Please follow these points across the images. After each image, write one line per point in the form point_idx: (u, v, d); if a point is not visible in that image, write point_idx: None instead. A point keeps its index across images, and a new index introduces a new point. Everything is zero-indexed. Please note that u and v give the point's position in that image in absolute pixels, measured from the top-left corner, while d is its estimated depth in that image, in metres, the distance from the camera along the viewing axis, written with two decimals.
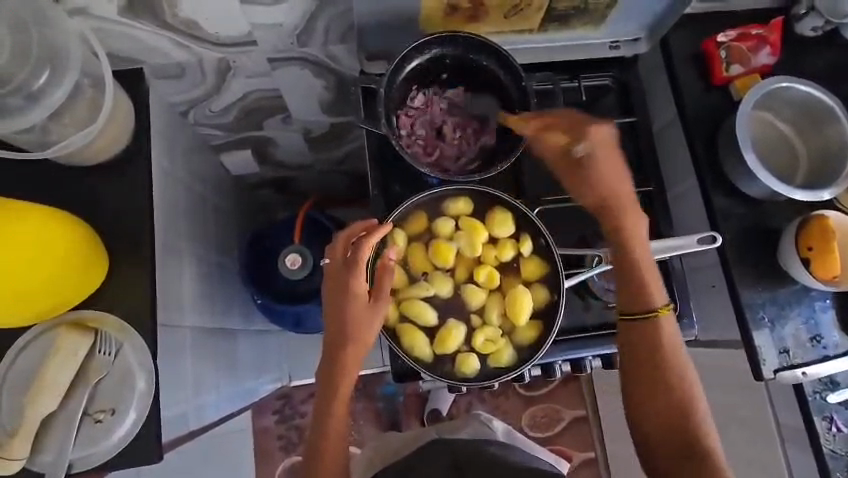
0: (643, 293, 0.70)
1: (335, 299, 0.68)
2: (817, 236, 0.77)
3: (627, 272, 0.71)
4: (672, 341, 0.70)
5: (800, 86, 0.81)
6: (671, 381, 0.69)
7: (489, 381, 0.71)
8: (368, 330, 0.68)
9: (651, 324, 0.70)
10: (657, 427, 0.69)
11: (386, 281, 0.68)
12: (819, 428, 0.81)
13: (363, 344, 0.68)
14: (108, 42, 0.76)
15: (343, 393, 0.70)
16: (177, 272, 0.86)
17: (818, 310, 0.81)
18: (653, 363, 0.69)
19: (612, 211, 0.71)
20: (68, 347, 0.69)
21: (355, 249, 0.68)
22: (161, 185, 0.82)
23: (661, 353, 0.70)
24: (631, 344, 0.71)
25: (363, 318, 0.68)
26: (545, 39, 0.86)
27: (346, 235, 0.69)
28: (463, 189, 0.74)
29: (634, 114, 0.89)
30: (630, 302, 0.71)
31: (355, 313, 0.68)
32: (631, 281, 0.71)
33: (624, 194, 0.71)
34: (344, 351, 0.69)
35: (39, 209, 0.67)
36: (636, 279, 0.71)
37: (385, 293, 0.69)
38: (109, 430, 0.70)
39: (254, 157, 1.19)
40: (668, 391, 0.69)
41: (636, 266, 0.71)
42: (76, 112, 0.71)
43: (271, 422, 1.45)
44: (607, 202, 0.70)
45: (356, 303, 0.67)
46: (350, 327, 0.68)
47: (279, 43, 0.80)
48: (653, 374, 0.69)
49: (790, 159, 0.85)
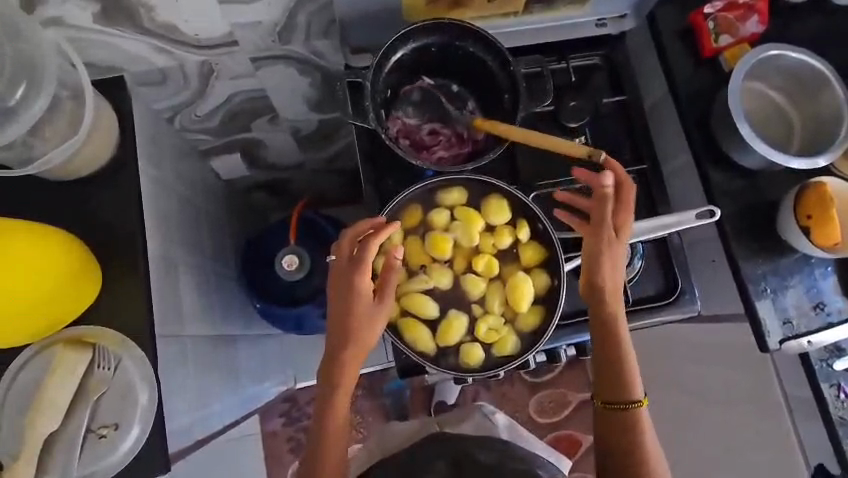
0: (626, 383, 0.72)
1: (338, 298, 0.67)
2: (814, 203, 0.76)
3: (615, 360, 0.72)
4: (650, 430, 0.73)
5: (791, 53, 0.79)
6: (642, 454, 0.71)
7: (495, 370, 0.69)
8: (369, 330, 0.67)
9: (628, 411, 0.72)
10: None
11: (390, 281, 0.67)
12: (827, 396, 0.81)
13: (365, 345, 0.68)
14: (86, 51, 0.74)
15: (344, 390, 0.70)
16: (173, 281, 0.85)
17: (819, 278, 0.81)
18: (626, 434, 0.72)
19: (604, 296, 0.71)
20: (66, 365, 0.68)
21: (360, 245, 0.66)
22: (150, 194, 0.80)
23: (639, 437, 0.72)
24: (607, 417, 0.73)
25: (364, 319, 0.67)
26: (535, 21, 0.84)
27: (352, 233, 0.67)
28: (457, 179, 0.72)
29: (625, 92, 0.88)
30: (613, 386, 0.73)
31: (358, 313, 0.67)
32: (616, 370, 0.72)
33: (616, 282, 0.71)
34: (345, 351, 0.68)
35: (42, 229, 0.68)
36: (619, 361, 0.72)
37: (389, 292, 0.68)
38: (113, 444, 0.69)
39: (243, 160, 1.18)
40: (637, 462, 0.71)
41: (623, 350, 0.72)
42: (56, 126, 0.69)
43: (278, 425, 1.44)
44: (603, 287, 0.71)
45: (360, 304, 0.67)
46: (352, 326, 0.67)
47: (261, 41, 0.78)
48: (623, 447, 0.72)
49: (784, 127, 0.84)
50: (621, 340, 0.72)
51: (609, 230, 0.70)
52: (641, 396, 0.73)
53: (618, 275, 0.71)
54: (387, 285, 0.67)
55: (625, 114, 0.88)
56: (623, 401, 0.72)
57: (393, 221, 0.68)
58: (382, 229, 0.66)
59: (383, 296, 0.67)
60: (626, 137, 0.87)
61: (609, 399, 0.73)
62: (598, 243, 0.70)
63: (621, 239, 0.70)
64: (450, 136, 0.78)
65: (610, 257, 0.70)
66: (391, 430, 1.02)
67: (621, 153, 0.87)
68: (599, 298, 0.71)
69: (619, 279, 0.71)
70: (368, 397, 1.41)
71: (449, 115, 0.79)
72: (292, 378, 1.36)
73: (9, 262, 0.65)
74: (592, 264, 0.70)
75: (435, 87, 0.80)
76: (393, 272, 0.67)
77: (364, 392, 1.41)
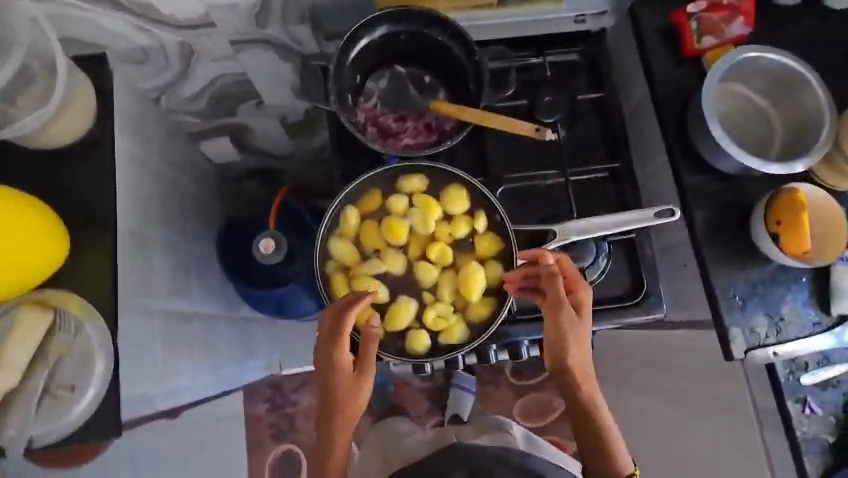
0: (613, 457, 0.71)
1: (321, 371, 0.69)
2: (786, 208, 0.74)
3: (596, 436, 0.71)
4: None
5: (771, 55, 0.77)
6: None
7: (440, 358, 0.69)
8: (353, 401, 0.69)
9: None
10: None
11: (369, 354, 0.68)
12: (792, 410, 0.79)
13: (351, 416, 0.70)
14: (69, 27, 0.77)
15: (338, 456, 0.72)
16: (145, 254, 0.87)
17: (795, 289, 0.78)
18: None
19: (570, 377, 0.70)
20: (27, 325, 0.70)
21: (335, 321, 0.67)
22: (126, 168, 0.83)
23: None
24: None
25: (348, 390, 0.69)
26: (508, 15, 0.81)
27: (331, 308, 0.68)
28: (417, 166, 0.73)
29: (603, 90, 0.87)
30: (602, 463, 0.71)
31: (340, 386, 0.69)
32: (601, 448, 0.71)
33: (581, 362, 0.69)
34: (334, 421, 0.70)
35: (16, 195, 0.70)
36: (602, 437, 0.71)
37: (369, 363, 0.68)
38: (67, 406, 0.71)
39: (233, 145, 1.20)
40: None
41: (602, 425, 0.71)
42: (29, 98, 0.72)
43: (262, 409, 1.44)
44: (567, 369, 0.69)
45: (341, 377, 0.68)
46: (337, 398, 0.69)
47: (238, 24, 0.80)
48: None
49: (765, 132, 0.82)
50: (601, 419, 0.71)
51: (570, 309, 0.67)
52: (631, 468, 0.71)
53: (584, 354, 0.69)
54: (366, 357, 0.68)
55: (602, 113, 0.87)
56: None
57: (372, 294, 0.67)
58: (357, 304, 0.67)
59: (364, 366, 0.69)
60: (601, 135, 0.86)
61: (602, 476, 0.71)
62: (560, 323, 0.67)
63: (584, 318, 0.68)
64: (417, 125, 0.78)
65: (574, 337, 0.67)
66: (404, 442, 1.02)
67: (595, 151, 0.86)
68: (568, 379, 0.70)
69: (584, 358, 0.70)
70: None
71: (418, 104, 0.80)
72: (278, 363, 1.41)
73: None
74: (555, 349, 0.69)
75: (407, 76, 0.80)
76: (372, 344, 0.67)
77: None
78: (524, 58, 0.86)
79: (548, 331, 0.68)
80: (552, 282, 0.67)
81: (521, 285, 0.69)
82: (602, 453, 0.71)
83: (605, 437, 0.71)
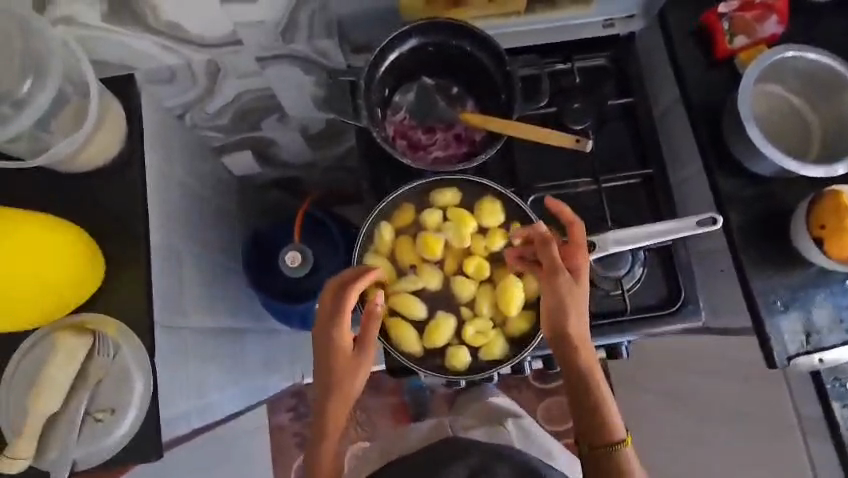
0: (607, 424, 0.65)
1: (321, 348, 0.68)
2: (829, 212, 0.72)
3: (591, 404, 0.66)
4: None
5: (809, 55, 0.75)
6: None
7: (482, 374, 0.69)
8: (351, 379, 0.67)
9: (617, 457, 0.65)
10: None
11: (369, 331, 0.66)
12: (838, 416, 0.78)
13: (347, 396, 0.68)
14: (96, 51, 0.76)
15: (335, 437, 0.69)
16: (176, 272, 0.87)
17: (837, 294, 0.77)
18: None
19: (567, 341, 0.66)
20: (67, 350, 0.71)
21: (337, 296, 0.66)
22: (156, 189, 0.83)
23: None
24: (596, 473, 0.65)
25: (347, 369, 0.67)
26: (523, 23, 0.82)
27: (335, 280, 0.67)
28: (450, 180, 0.72)
29: (633, 95, 0.85)
30: (594, 431, 0.66)
31: (339, 362, 0.67)
32: (595, 415, 0.66)
33: (579, 325, 0.66)
34: (331, 400, 0.68)
35: (50, 220, 0.69)
36: (596, 404, 0.66)
37: (369, 341, 0.67)
38: (109, 429, 0.71)
39: (256, 158, 1.20)
40: None
41: (597, 392, 0.66)
42: (63, 122, 0.72)
43: (286, 419, 1.44)
44: (563, 331, 0.66)
45: (341, 353, 0.67)
46: (337, 375, 0.68)
47: (265, 40, 0.79)
48: None
49: (803, 133, 0.80)
50: (598, 386, 0.66)
51: (565, 270, 0.65)
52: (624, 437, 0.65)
53: (581, 319, 0.66)
54: (367, 335, 0.66)
55: (632, 119, 0.86)
56: (609, 449, 0.65)
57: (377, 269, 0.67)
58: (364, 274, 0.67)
59: (364, 344, 0.67)
60: (630, 140, 0.85)
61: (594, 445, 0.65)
62: (555, 282, 0.65)
63: (580, 282, 0.66)
64: (447, 136, 0.78)
65: (572, 300, 0.65)
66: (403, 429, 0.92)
67: (626, 157, 0.85)
68: (565, 344, 0.66)
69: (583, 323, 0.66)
70: (377, 394, 1.40)
71: (446, 115, 0.79)
72: (300, 375, 1.40)
73: (13, 251, 0.65)
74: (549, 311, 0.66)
75: (434, 86, 0.80)
76: (374, 319, 0.66)
77: (371, 390, 1.40)
78: (550, 65, 0.84)
79: (546, 296, 0.66)
80: (546, 244, 0.66)
81: (523, 253, 0.69)
82: (596, 419, 0.65)
83: (599, 403, 0.66)
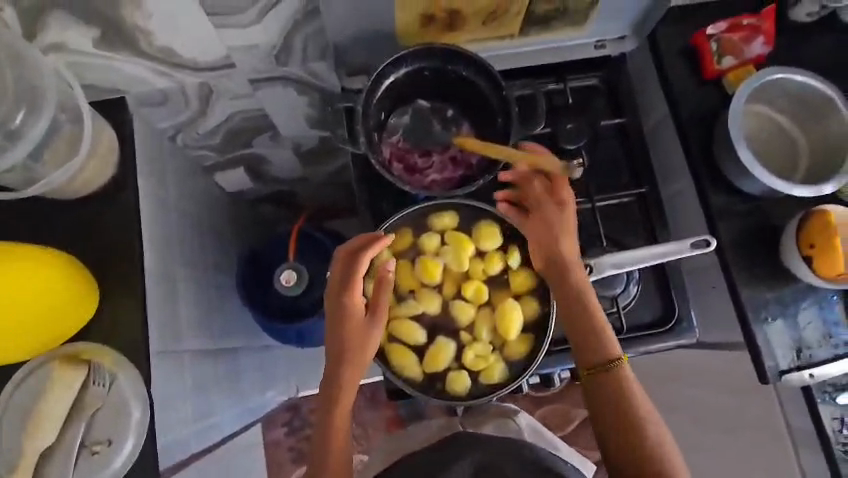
0: (602, 344, 0.68)
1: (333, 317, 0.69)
2: (818, 232, 0.74)
3: (585, 324, 0.69)
4: (637, 391, 0.68)
5: (797, 76, 0.77)
6: (639, 422, 0.66)
7: (482, 399, 0.69)
8: (363, 347, 0.68)
9: (615, 373, 0.68)
10: (632, 473, 0.66)
11: (380, 297, 0.68)
12: (830, 429, 0.80)
13: (359, 364, 0.69)
14: (86, 75, 0.75)
15: (345, 405, 0.70)
16: (172, 297, 0.86)
17: (825, 310, 0.79)
18: (620, 406, 0.67)
19: (560, 265, 0.69)
20: (63, 381, 0.71)
21: (348, 263, 0.68)
22: (150, 213, 0.82)
23: (629, 399, 0.67)
24: (602, 394, 0.68)
25: (359, 336, 0.68)
26: (512, 46, 0.84)
27: (345, 250, 0.69)
28: (448, 203, 0.73)
29: (624, 115, 0.86)
30: (590, 350, 0.69)
31: (350, 331, 0.68)
32: (589, 334, 0.69)
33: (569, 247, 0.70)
34: (343, 370, 0.69)
35: (41, 251, 0.68)
36: (589, 325, 0.69)
37: (381, 308, 0.68)
38: (106, 460, 0.70)
39: (248, 175, 1.19)
40: (634, 428, 0.66)
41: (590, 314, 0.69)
42: (56, 150, 0.71)
43: (281, 433, 1.41)
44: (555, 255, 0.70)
45: (352, 323, 0.68)
46: (347, 343, 0.68)
47: (259, 64, 0.79)
48: (618, 416, 0.67)
49: (790, 152, 0.82)
50: (590, 308, 0.69)
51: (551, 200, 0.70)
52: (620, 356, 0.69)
53: (572, 247, 0.70)
54: (378, 301, 0.68)
55: (624, 138, 0.87)
56: (606, 364, 0.68)
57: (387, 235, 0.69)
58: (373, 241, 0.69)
59: (375, 313, 0.68)
60: (624, 160, 0.87)
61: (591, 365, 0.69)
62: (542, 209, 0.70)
63: (566, 209, 0.70)
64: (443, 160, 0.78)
65: (559, 225, 0.69)
66: (411, 431, 0.91)
67: (619, 175, 0.86)
68: (557, 267, 0.70)
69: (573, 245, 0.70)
70: (373, 408, 1.40)
71: (442, 139, 0.80)
72: (295, 387, 1.38)
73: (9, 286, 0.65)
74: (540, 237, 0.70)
75: (431, 109, 0.80)
76: (385, 285, 0.68)
77: (367, 404, 1.40)
78: (543, 85, 0.85)
79: (536, 223, 0.70)
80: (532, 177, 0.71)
81: (509, 196, 0.72)
82: (591, 337, 0.69)
83: (594, 327, 0.68)
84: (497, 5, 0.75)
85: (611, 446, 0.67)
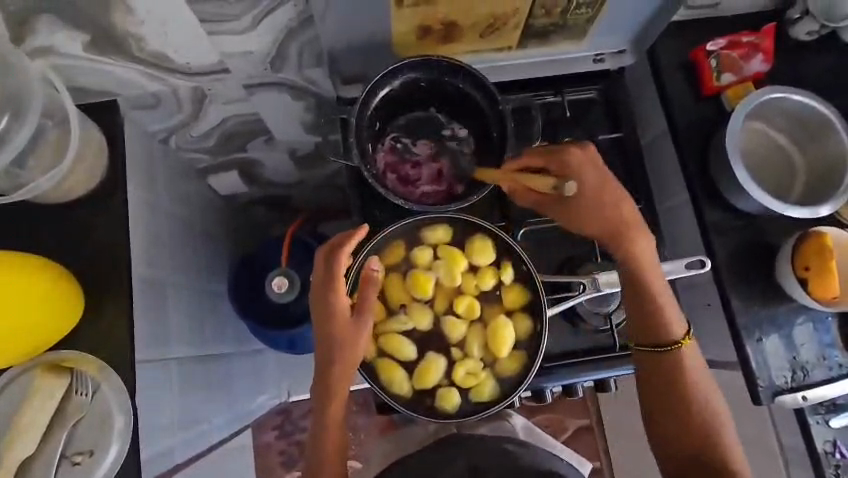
0: (662, 325, 0.73)
1: (319, 315, 0.68)
2: (814, 254, 0.73)
3: (639, 303, 0.73)
4: (694, 365, 0.74)
5: (795, 96, 0.76)
6: (692, 393, 0.73)
7: (471, 417, 0.69)
8: (352, 347, 0.67)
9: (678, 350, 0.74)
10: (675, 431, 0.73)
11: (367, 296, 0.66)
12: (821, 451, 0.79)
13: (350, 363, 0.67)
14: (75, 79, 0.74)
15: (339, 400, 0.69)
16: (161, 303, 0.84)
17: (819, 331, 0.78)
18: (673, 381, 0.73)
19: (615, 242, 0.72)
20: (43, 391, 0.68)
21: (330, 260, 0.66)
22: (139, 218, 0.80)
23: (684, 374, 0.73)
24: (661, 364, 0.74)
25: (348, 336, 0.67)
26: (523, 55, 0.83)
27: (326, 249, 0.67)
28: (440, 217, 0.71)
29: (623, 129, 0.86)
30: (651, 330, 0.74)
31: (339, 331, 0.67)
32: (646, 313, 0.73)
33: (615, 224, 0.71)
34: (333, 368, 0.68)
35: (23, 258, 0.66)
36: (646, 304, 0.73)
37: (368, 307, 0.67)
38: (88, 471, 0.69)
39: (242, 178, 1.17)
40: (682, 400, 0.73)
41: (647, 292, 0.73)
42: (40, 155, 0.70)
43: (271, 437, 1.39)
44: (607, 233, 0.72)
45: (338, 323, 0.66)
46: (338, 342, 0.67)
47: (253, 70, 0.78)
48: (669, 389, 0.73)
49: (785, 170, 0.81)
50: (645, 286, 0.72)
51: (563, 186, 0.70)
52: (681, 336, 0.74)
53: (630, 203, 0.72)
54: (366, 299, 0.66)
55: (622, 151, 0.86)
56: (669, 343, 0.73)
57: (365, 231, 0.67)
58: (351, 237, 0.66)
59: (362, 310, 0.67)
60: (622, 174, 0.86)
61: (645, 344, 0.74)
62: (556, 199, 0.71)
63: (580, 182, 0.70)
64: (436, 170, 0.78)
65: (588, 204, 0.71)
66: (404, 431, 0.92)
67: (616, 190, 0.85)
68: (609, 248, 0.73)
69: (621, 220, 0.72)
70: None
71: (435, 148, 0.79)
72: (286, 392, 1.36)
73: None
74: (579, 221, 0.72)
75: (424, 117, 0.79)
76: (371, 283, 0.66)
77: None
78: (540, 96, 0.85)
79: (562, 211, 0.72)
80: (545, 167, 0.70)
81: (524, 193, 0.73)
82: (652, 317, 0.73)
83: (653, 302, 0.72)
84: (494, 18, 0.74)
85: (665, 417, 0.74)
